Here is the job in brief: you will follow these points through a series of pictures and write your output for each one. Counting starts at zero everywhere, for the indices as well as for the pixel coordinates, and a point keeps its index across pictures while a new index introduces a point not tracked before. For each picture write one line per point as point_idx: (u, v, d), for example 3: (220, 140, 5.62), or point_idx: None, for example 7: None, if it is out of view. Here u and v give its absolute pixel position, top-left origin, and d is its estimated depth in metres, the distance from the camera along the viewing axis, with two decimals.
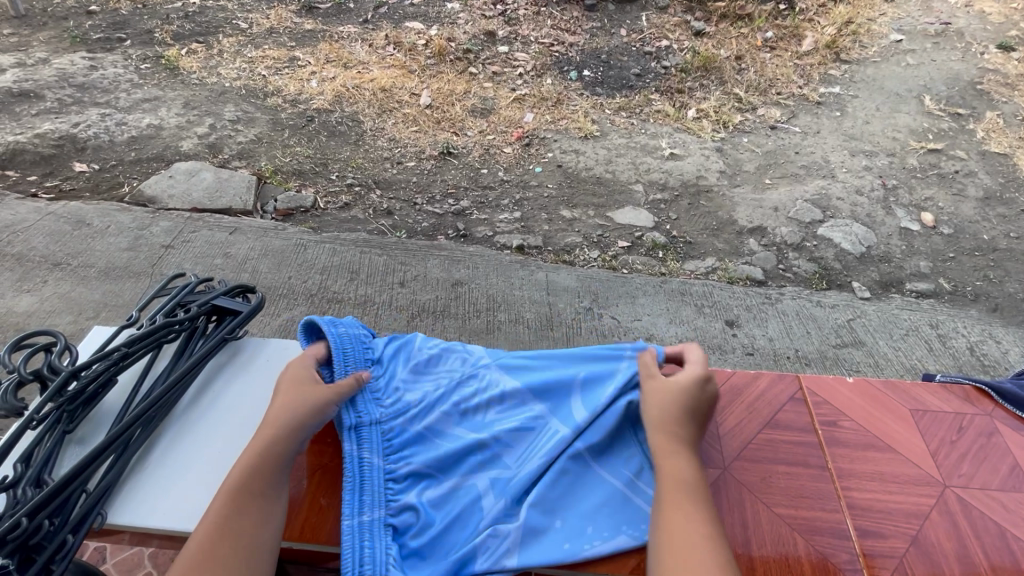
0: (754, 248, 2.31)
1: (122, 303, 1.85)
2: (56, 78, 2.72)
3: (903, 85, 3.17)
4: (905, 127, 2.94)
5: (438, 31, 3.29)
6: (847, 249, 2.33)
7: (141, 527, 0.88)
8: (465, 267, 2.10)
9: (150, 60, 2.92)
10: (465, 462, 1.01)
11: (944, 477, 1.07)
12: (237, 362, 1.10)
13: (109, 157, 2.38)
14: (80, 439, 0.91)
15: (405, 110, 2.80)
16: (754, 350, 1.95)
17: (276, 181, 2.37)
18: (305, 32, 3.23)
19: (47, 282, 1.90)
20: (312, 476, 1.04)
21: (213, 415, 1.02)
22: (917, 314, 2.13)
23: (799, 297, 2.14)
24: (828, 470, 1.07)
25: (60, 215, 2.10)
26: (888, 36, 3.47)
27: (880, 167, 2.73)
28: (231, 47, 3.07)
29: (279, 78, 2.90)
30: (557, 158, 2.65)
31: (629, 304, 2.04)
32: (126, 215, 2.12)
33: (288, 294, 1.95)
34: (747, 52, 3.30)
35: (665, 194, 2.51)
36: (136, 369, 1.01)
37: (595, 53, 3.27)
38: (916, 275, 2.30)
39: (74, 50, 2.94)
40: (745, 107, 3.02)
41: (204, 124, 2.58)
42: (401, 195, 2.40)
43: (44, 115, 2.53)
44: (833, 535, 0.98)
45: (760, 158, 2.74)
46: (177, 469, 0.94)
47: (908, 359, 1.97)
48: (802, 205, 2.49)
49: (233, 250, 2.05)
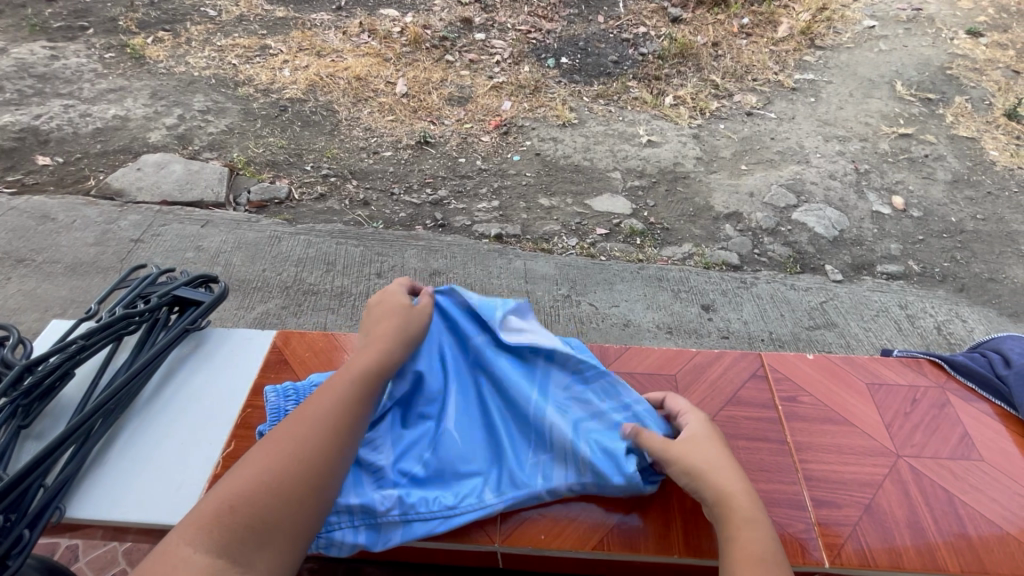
0: (729, 234, 2.34)
1: (91, 299, 1.80)
2: (15, 69, 2.62)
3: (876, 71, 3.22)
4: (877, 113, 2.99)
5: (414, 19, 3.24)
6: (820, 233, 2.38)
7: (104, 519, 0.87)
8: (443, 256, 2.10)
9: (114, 49, 2.83)
10: (433, 479, 1.01)
11: (898, 448, 1.10)
12: (203, 353, 1.09)
13: (73, 149, 2.31)
14: (37, 434, 0.89)
15: (381, 99, 2.77)
16: (730, 333, 1.98)
17: (249, 173, 2.32)
18: (277, 19, 3.16)
19: (11, 279, 1.84)
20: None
21: (177, 404, 1.01)
22: (886, 296, 2.18)
23: (774, 281, 2.17)
24: (788, 444, 1.10)
25: (23, 210, 2.03)
26: (862, 22, 3.51)
27: (852, 152, 2.78)
28: (200, 35, 2.98)
29: (251, 67, 2.84)
30: (535, 147, 2.64)
31: (607, 291, 2.05)
32: (92, 209, 2.07)
33: (263, 287, 1.92)
34: (724, 39, 3.32)
35: (642, 181, 2.53)
36: (96, 362, 0.99)
37: (573, 40, 3.26)
38: (886, 257, 2.35)
39: (34, 39, 2.83)
40: (722, 93, 3.04)
41: (172, 114, 2.52)
42: (377, 185, 2.38)
43: (3, 107, 2.44)
44: (790, 505, 1.01)
45: (736, 145, 2.77)
46: (140, 461, 0.93)
47: (878, 339, 2.02)
48: (777, 190, 2.52)
49: (205, 244, 2.01)
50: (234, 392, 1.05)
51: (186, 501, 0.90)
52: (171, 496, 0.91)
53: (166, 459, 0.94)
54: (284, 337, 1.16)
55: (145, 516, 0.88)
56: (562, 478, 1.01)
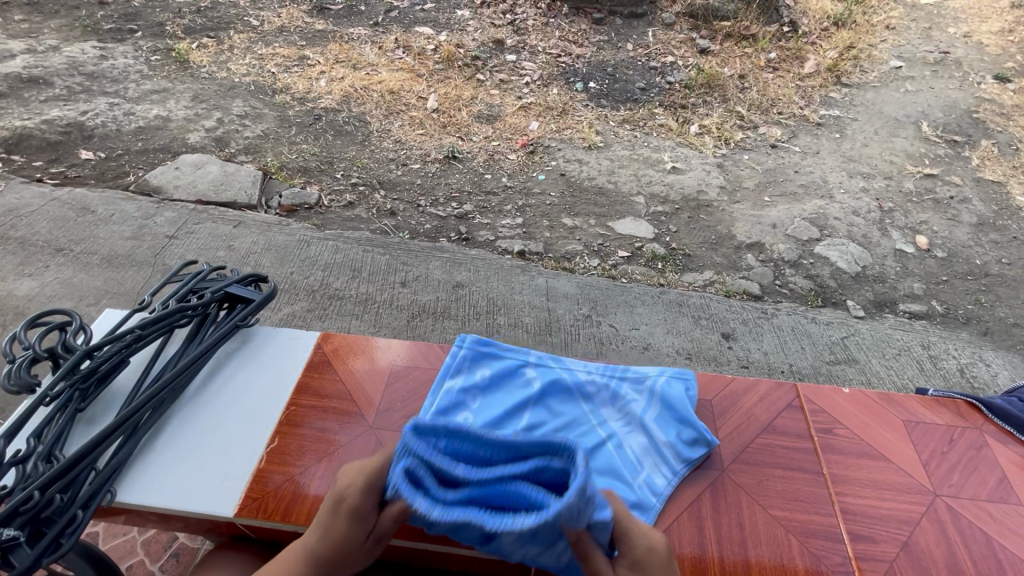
0: (751, 264, 2.34)
1: (124, 292, 1.85)
2: (66, 66, 2.73)
3: (902, 111, 3.23)
4: (902, 152, 3.00)
5: (448, 37, 3.34)
6: (842, 268, 2.37)
7: (148, 505, 0.89)
8: (466, 269, 2.12)
9: (160, 52, 2.94)
10: None
11: (934, 486, 1.09)
12: (246, 349, 1.11)
13: (115, 146, 2.39)
14: (89, 418, 0.92)
15: (412, 113, 2.84)
16: (749, 363, 1.97)
17: (281, 178, 2.39)
18: (316, 32, 3.27)
19: (49, 268, 1.89)
20: (320, 464, 0.98)
21: (222, 398, 1.03)
22: (909, 335, 2.16)
23: (795, 313, 2.16)
24: (823, 475, 1.09)
25: (65, 202, 2.10)
26: (888, 62, 3.55)
27: (877, 189, 2.78)
28: (242, 43, 3.09)
29: (289, 76, 2.93)
30: (560, 167, 2.68)
31: (627, 314, 2.06)
32: (131, 204, 2.13)
33: (290, 289, 1.96)
34: (751, 72, 3.37)
35: (666, 207, 2.55)
36: (147, 352, 1.02)
37: (601, 66, 3.33)
38: (909, 296, 2.33)
39: (85, 39, 2.95)
40: (747, 125, 3.07)
41: (211, 118, 2.60)
42: (405, 197, 2.43)
43: (52, 102, 2.54)
44: (825, 537, 1.00)
45: (760, 176, 2.79)
46: (184, 451, 0.96)
47: (900, 378, 2.00)
48: (800, 223, 2.53)
49: (236, 244, 2.06)
50: (279, 389, 1.08)
51: (232, 492, 0.93)
52: (217, 487, 0.93)
53: (210, 452, 0.96)
54: (324, 338, 1.18)
55: (191, 504, 0.90)
56: (661, 474, 1.04)
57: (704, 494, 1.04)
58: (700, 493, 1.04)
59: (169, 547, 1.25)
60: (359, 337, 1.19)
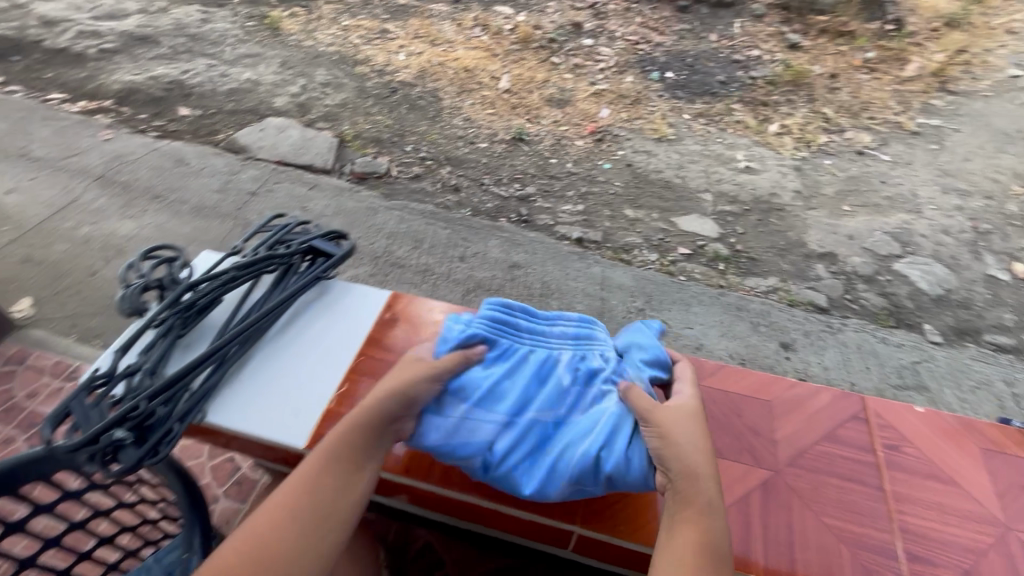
0: (820, 274, 2.23)
1: (209, 239, 1.99)
2: (172, 27, 2.94)
3: (1014, 125, 2.94)
4: (1009, 170, 2.74)
5: (526, 18, 3.32)
6: (922, 289, 2.21)
7: (232, 428, 0.98)
8: (524, 251, 2.14)
9: (255, 18, 3.11)
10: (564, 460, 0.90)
11: (1006, 521, 1.03)
12: (324, 300, 1.18)
13: (209, 105, 2.56)
14: (186, 346, 1.01)
15: (484, 92, 2.87)
16: (806, 376, 1.89)
17: (355, 146, 2.49)
18: (399, 6, 3.34)
19: (146, 212, 2.05)
20: None
21: (300, 341, 1.11)
22: (991, 368, 2.00)
23: (863, 330, 2.05)
24: (883, 491, 1.04)
25: (163, 152, 2.27)
26: (1005, 70, 3.22)
27: (973, 209, 2.55)
28: (329, 13, 3.21)
29: (370, 48, 3.02)
30: (626, 157, 2.64)
31: (683, 311, 2.02)
32: (220, 159, 2.29)
33: (355, 254, 2.05)
34: (843, 71, 3.16)
35: (734, 207, 2.46)
36: (237, 294, 1.11)
37: (680, 56, 3.21)
38: (997, 327, 2.15)
39: (190, 3, 3.16)
40: (833, 127, 2.89)
41: (297, 84, 2.73)
42: (469, 174, 2.47)
43: (158, 60, 2.74)
44: (878, 553, 0.97)
45: (840, 183, 2.62)
46: (265, 384, 1.04)
47: (975, 413, 1.86)
48: (880, 237, 2.37)
49: (310, 205, 2.17)
50: (349, 339, 1.14)
51: (304, 426, 1.01)
52: (292, 420, 1.01)
53: (287, 388, 1.04)
54: (395, 298, 1.23)
55: (269, 433, 0.99)
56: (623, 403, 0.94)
57: (754, 493, 1.02)
58: (749, 490, 1.03)
59: (233, 475, 1.37)
60: (423, 301, 1.24)
